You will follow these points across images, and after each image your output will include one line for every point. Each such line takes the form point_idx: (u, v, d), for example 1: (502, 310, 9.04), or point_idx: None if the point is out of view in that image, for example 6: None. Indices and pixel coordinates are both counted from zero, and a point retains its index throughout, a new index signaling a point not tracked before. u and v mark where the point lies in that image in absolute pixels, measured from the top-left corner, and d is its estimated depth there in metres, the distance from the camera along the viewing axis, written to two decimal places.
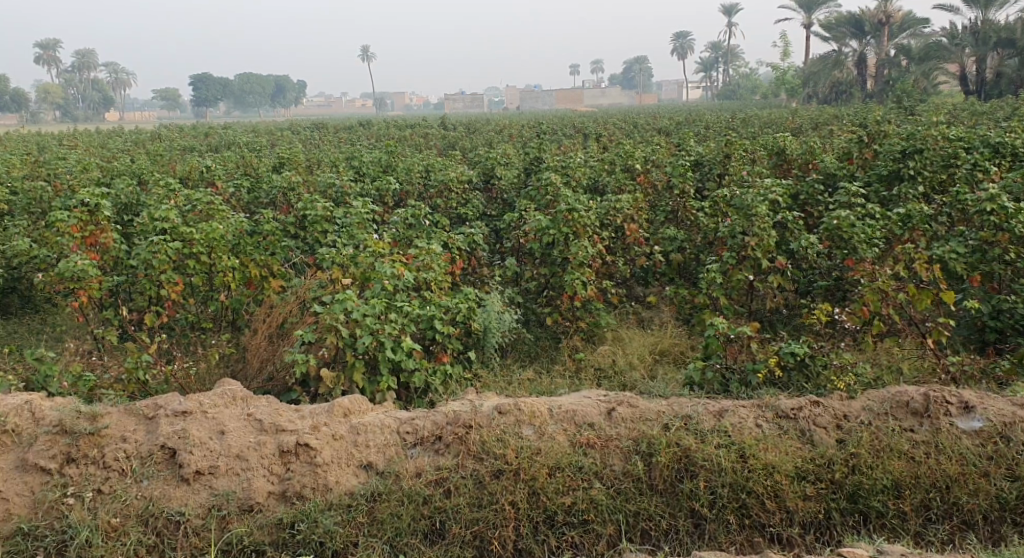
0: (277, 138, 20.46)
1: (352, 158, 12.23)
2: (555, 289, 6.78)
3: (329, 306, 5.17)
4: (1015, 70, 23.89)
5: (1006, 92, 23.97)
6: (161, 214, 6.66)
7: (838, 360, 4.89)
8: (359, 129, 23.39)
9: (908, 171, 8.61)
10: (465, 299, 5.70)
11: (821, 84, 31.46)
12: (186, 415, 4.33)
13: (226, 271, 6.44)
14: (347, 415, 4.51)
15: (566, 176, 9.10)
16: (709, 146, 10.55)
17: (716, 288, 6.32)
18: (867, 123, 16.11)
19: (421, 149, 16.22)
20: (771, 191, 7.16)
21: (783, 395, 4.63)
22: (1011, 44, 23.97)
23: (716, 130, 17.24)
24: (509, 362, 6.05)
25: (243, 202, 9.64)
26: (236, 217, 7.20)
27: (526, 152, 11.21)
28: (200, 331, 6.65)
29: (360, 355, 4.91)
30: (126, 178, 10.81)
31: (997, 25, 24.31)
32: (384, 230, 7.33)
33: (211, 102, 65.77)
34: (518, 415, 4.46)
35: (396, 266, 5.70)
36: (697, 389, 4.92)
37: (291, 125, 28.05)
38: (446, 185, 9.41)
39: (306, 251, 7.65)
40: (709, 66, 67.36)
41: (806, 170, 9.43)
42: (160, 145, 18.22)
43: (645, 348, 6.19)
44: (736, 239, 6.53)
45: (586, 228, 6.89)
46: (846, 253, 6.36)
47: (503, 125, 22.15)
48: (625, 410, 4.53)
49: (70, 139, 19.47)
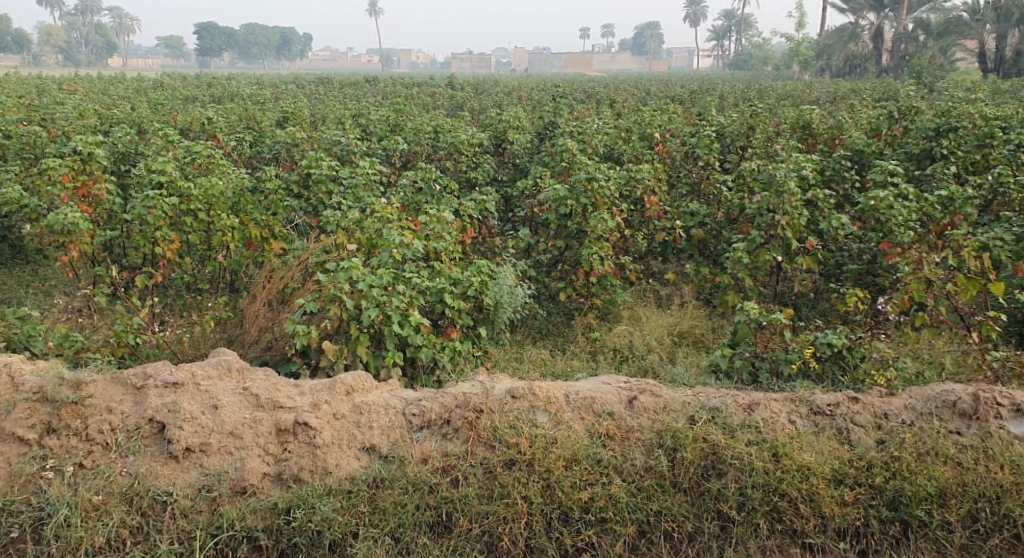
0: (282, 92, 19.89)
1: (358, 115, 11.74)
2: (570, 264, 6.45)
3: (333, 275, 4.83)
4: None
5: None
6: (158, 167, 6.29)
7: (876, 353, 4.57)
8: (365, 85, 22.83)
9: (940, 151, 8.17)
10: (478, 272, 5.37)
11: (836, 56, 30.71)
12: (176, 387, 4.01)
13: (224, 230, 6.08)
14: (350, 393, 4.20)
15: (582, 142, 8.67)
16: (731, 116, 10.08)
17: (741, 269, 5.97)
18: (885, 98, 15.61)
19: (428, 108, 15.68)
20: (802, 167, 6.76)
21: (818, 388, 4.32)
22: None
23: (730, 100, 16.70)
24: (520, 339, 5.75)
25: (245, 156, 9.22)
26: (236, 173, 6.82)
27: (540, 116, 10.74)
28: (196, 292, 6.31)
29: (364, 328, 4.60)
30: (124, 126, 10.36)
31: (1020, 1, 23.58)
32: (392, 194, 6.96)
33: (215, 52, 64.54)
34: (533, 400, 4.18)
35: (405, 233, 5.36)
36: (723, 378, 4.64)
37: (295, 79, 27.40)
38: (456, 147, 8.97)
39: (309, 212, 7.28)
40: (722, 35, 65.98)
41: (832, 146, 8.99)
42: (161, 93, 17.64)
43: (663, 330, 5.87)
44: (765, 217, 6.15)
45: (605, 199, 6.52)
46: (881, 236, 5.98)
47: (512, 87, 21.53)
48: (648, 399, 4.25)
49: (69, 83, 18.95)
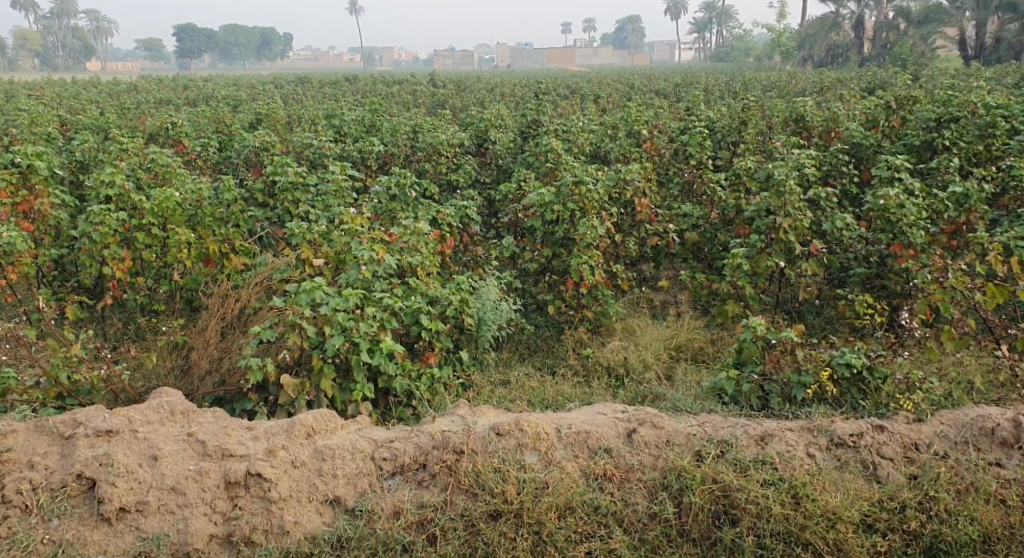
0: (258, 93, 19.22)
1: (332, 116, 11.15)
2: (559, 273, 5.97)
3: (292, 298, 4.33)
4: (1016, 34, 22.62)
5: (1006, 58, 22.70)
6: (106, 178, 5.72)
7: (899, 373, 4.11)
8: (344, 83, 22.14)
9: (942, 142, 7.55)
10: (457, 289, 4.88)
11: (817, 47, 30.25)
12: (110, 435, 3.50)
13: (179, 245, 5.50)
14: (311, 435, 3.70)
15: (567, 142, 8.18)
16: (722, 109, 9.57)
17: (742, 276, 5.51)
18: (871, 89, 15.13)
19: (408, 107, 15.05)
20: (803, 164, 6.29)
21: (837, 416, 3.88)
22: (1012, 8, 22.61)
23: (714, 93, 16.17)
24: (506, 358, 5.26)
25: (211, 162, 8.63)
26: (195, 182, 6.27)
27: (523, 113, 10.19)
28: (151, 313, 5.70)
29: (329, 359, 4.12)
30: (85, 131, 9.74)
31: None
32: (364, 202, 6.44)
33: (193, 53, 63.45)
34: (519, 438, 3.69)
35: (375, 247, 4.84)
36: (730, 403, 4.18)
37: (272, 79, 26.66)
38: (434, 148, 8.42)
39: (276, 222, 6.73)
40: (703, 27, 65.61)
41: (827, 139, 8.35)
42: (133, 97, 16.96)
43: (660, 344, 5.40)
44: (765, 219, 5.68)
45: (594, 203, 6.05)
46: (891, 238, 5.41)
47: (493, 84, 20.94)
48: (648, 432, 3.78)
49: (36, 87, 18.15)
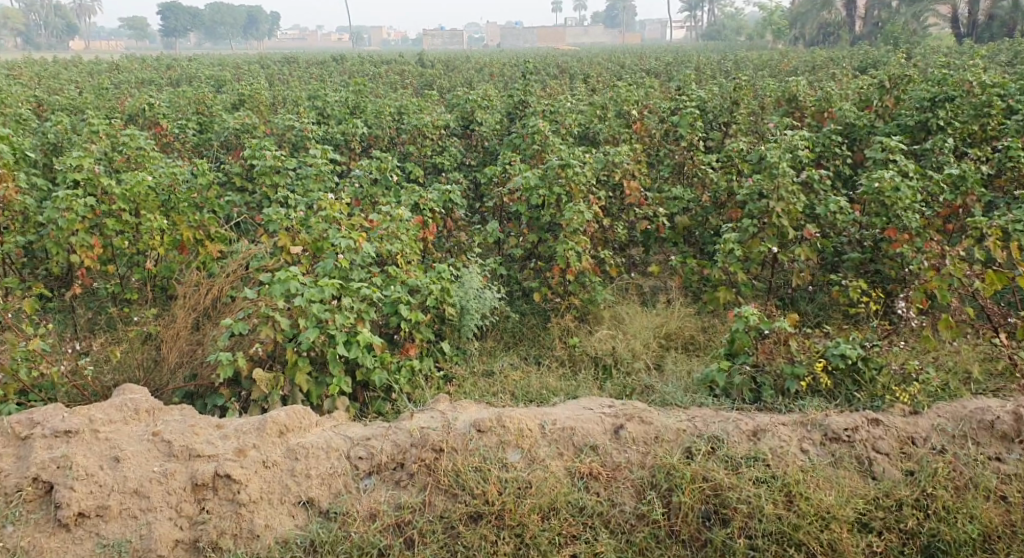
0: (243, 73, 18.82)
1: (316, 97, 10.87)
2: (546, 260, 5.79)
3: (266, 289, 4.14)
4: (1009, 12, 22.26)
5: (998, 36, 22.31)
6: (73, 162, 5.46)
7: (895, 364, 3.97)
8: (331, 64, 21.77)
9: (937, 123, 7.28)
10: (438, 277, 4.70)
11: (809, 25, 29.84)
12: (69, 435, 3.32)
13: (151, 232, 5.26)
14: (284, 433, 3.53)
15: (555, 124, 7.97)
16: (714, 89, 9.36)
17: (733, 262, 5.34)
18: (865, 68, 14.86)
19: (395, 87, 14.74)
20: (796, 145, 6.11)
21: (831, 409, 3.74)
22: None
23: (706, 72, 15.88)
24: (490, 348, 5.11)
25: (190, 144, 8.38)
26: (169, 165, 6.04)
27: (511, 93, 9.95)
28: (123, 303, 5.49)
29: (303, 352, 3.96)
30: (60, 112, 9.44)
31: None
32: (345, 186, 6.24)
33: (178, 32, 62.41)
34: (502, 435, 3.54)
35: (353, 234, 4.65)
36: (721, 396, 4.05)
37: (259, 58, 26.19)
38: (419, 129, 8.20)
39: (255, 208, 6.52)
40: (694, 6, 65.00)
41: (820, 120, 8.12)
42: (114, 77, 16.56)
43: (649, 332, 5.25)
44: (756, 203, 5.51)
45: (582, 187, 5.86)
46: (886, 222, 5.22)
47: (482, 63, 20.59)
48: (636, 428, 3.64)
49: (15, 67, 17.72)
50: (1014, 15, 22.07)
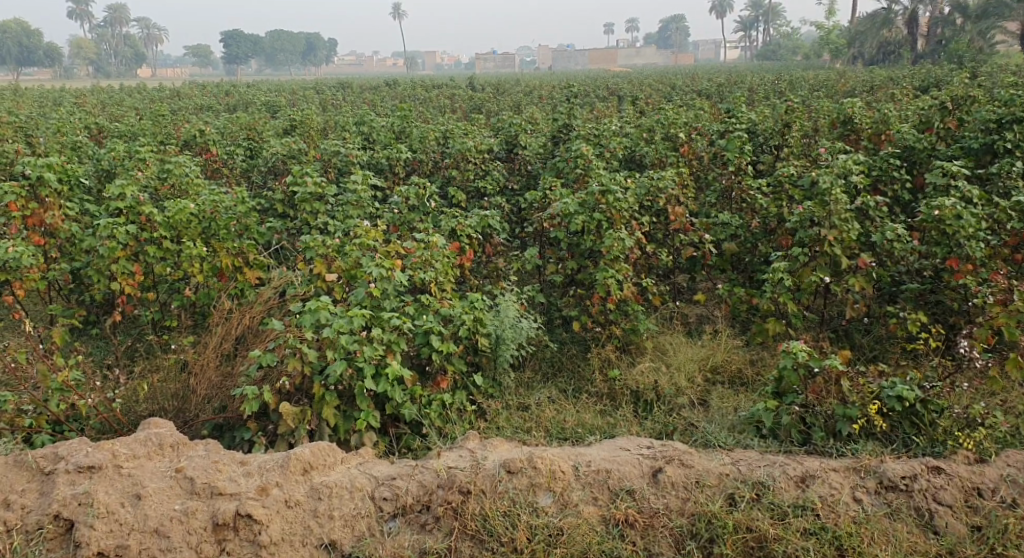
0: (296, 99, 19.17)
1: (363, 122, 10.94)
2: (586, 287, 5.61)
3: (295, 320, 4.09)
4: None
5: None
6: (117, 191, 5.52)
7: (960, 407, 3.66)
8: (383, 89, 22.05)
9: (1004, 145, 6.84)
10: (471, 307, 4.56)
11: (867, 44, 28.94)
12: (93, 471, 3.29)
13: (191, 259, 5.25)
14: (307, 471, 3.43)
15: (598, 147, 7.80)
16: (765, 110, 9.05)
17: (783, 293, 5.06)
18: (928, 89, 14.22)
19: (443, 112, 14.77)
20: (850, 169, 5.80)
21: (890, 457, 3.46)
22: None
23: (759, 94, 15.45)
24: (527, 380, 4.94)
25: (238, 171, 8.48)
26: (211, 192, 6.08)
27: (556, 117, 9.82)
28: (163, 330, 5.50)
29: (330, 386, 3.88)
30: (117, 139, 9.69)
31: None
32: (383, 212, 6.18)
33: (239, 60, 64.51)
34: (532, 477, 3.37)
35: (386, 262, 4.56)
36: (769, 438, 3.80)
37: (315, 84, 26.77)
38: (462, 154, 8.12)
39: (296, 234, 6.52)
40: (747, 26, 64.18)
41: (878, 143, 7.73)
42: (174, 104, 17.03)
43: (693, 365, 5.00)
44: (807, 230, 5.23)
45: (623, 213, 5.66)
46: (947, 251, 4.84)
47: (531, 87, 20.53)
48: (675, 471, 3.42)
49: (82, 96, 18.40)
50: None
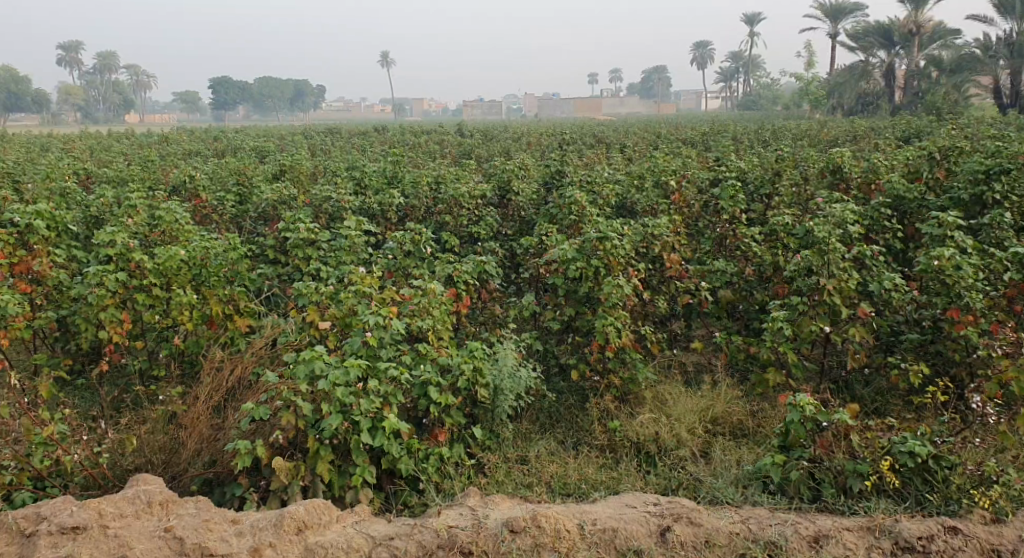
0: (285, 144, 19.23)
1: (354, 167, 10.92)
2: (583, 336, 5.52)
3: (290, 371, 3.97)
4: None
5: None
6: (107, 237, 5.41)
7: (972, 463, 3.59)
8: (372, 134, 22.19)
9: (993, 196, 6.90)
10: (470, 356, 4.47)
11: (846, 95, 29.57)
12: (77, 531, 3.13)
13: (181, 306, 5.12)
14: (301, 530, 3.28)
15: (592, 195, 7.80)
16: (755, 159, 9.13)
17: (783, 343, 5.00)
18: (909, 139, 14.46)
19: (433, 157, 14.83)
20: (846, 218, 5.81)
21: (904, 515, 3.38)
22: None
23: (744, 142, 15.66)
24: (525, 431, 4.82)
25: (228, 216, 8.41)
26: (202, 238, 5.98)
27: (548, 163, 9.85)
28: (150, 379, 5.36)
29: (326, 439, 3.75)
30: (106, 184, 9.60)
31: None
32: (377, 259, 6.10)
33: (228, 106, 64.94)
34: (537, 537, 3.24)
35: (383, 311, 4.47)
36: (777, 495, 3.70)
37: (305, 129, 26.94)
38: (455, 200, 8.10)
39: (287, 280, 6.41)
40: (729, 77, 65.65)
41: (868, 192, 7.80)
42: (163, 149, 16.99)
43: (694, 416, 4.91)
44: (806, 279, 5.20)
45: (621, 261, 5.62)
46: (948, 302, 4.81)
47: (519, 133, 20.74)
48: (684, 530, 3.31)
49: (70, 140, 18.36)
50: None
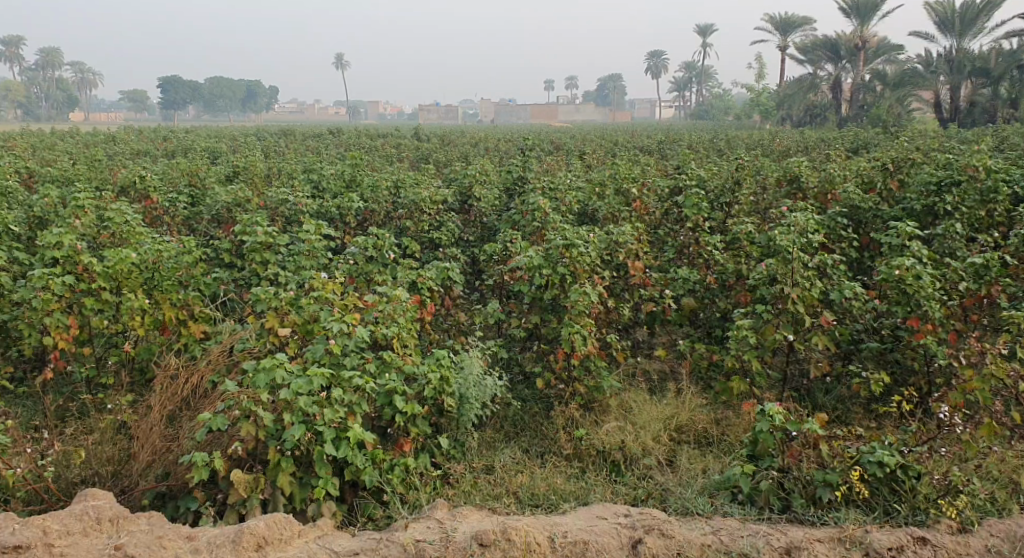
0: (237, 145, 18.79)
1: (311, 171, 10.69)
2: (549, 343, 5.46)
3: (249, 379, 3.82)
4: (990, 99, 22.65)
5: (980, 122, 22.66)
6: (53, 239, 5.16)
7: (937, 472, 3.65)
8: (327, 137, 21.89)
9: (944, 207, 7.08)
10: (436, 364, 4.36)
11: (796, 107, 30.24)
12: (18, 551, 2.93)
13: (131, 311, 4.89)
14: (261, 547, 3.14)
15: (554, 201, 7.77)
16: (714, 168, 9.21)
17: (748, 350, 5.02)
18: (856, 151, 14.83)
19: (390, 161, 14.63)
20: (808, 227, 5.88)
21: (873, 526, 3.42)
22: (985, 73, 22.46)
23: (699, 151, 15.85)
24: (490, 440, 4.73)
25: (180, 218, 8.13)
26: (155, 240, 5.75)
27: (508, 169, 9.78)
28: (97, 388, 5.11)
29: (287, 451, 3.61)
30: (49, 184, 9.20)
31: (972, 53, 22.84)
32: (337, 264, 5.94)
33: (177, 105, 63.35)
34: (507, 550, 3.17)
35: (347, 317, 4.34)
36: (746, 504, 3.70)
37: (258, 130, 26.42)
38: (416, 204, 7.98)
39: (243, 285, 6.20)
40: (683, 87, 66.77)
41: (824, 202, 7.94)
42: (109, 149, 16.43)
43: (660, 424, 4.89)
44: (771, 287, 5.23)
45: (587, 268, 5.58)
46: (909, 311, 4.88)
47: (477, 138, 20.67)
48: (656, 542, 3.28)
49: (9, 137, 17.64)
50: (995, 103, 22.44)
